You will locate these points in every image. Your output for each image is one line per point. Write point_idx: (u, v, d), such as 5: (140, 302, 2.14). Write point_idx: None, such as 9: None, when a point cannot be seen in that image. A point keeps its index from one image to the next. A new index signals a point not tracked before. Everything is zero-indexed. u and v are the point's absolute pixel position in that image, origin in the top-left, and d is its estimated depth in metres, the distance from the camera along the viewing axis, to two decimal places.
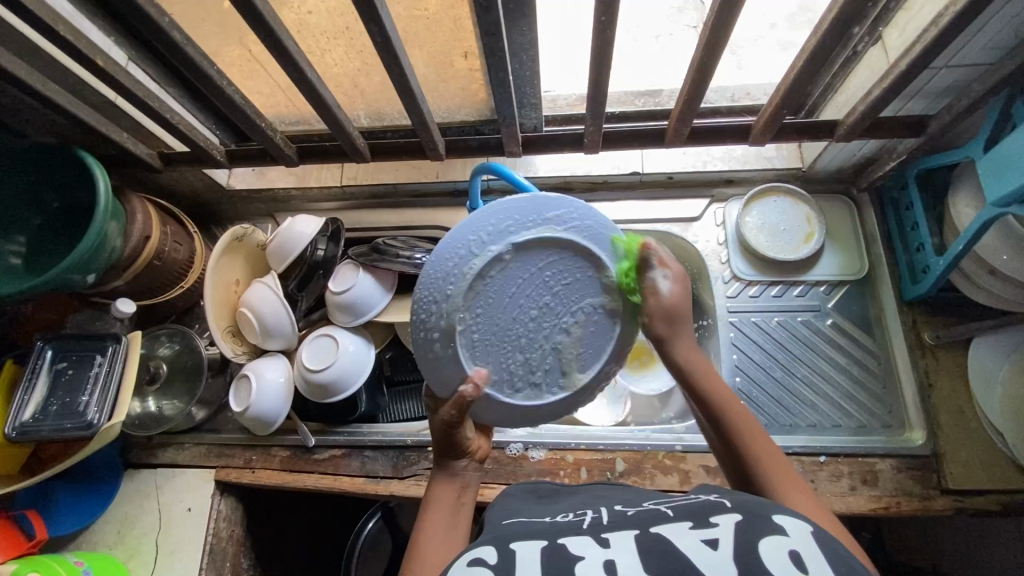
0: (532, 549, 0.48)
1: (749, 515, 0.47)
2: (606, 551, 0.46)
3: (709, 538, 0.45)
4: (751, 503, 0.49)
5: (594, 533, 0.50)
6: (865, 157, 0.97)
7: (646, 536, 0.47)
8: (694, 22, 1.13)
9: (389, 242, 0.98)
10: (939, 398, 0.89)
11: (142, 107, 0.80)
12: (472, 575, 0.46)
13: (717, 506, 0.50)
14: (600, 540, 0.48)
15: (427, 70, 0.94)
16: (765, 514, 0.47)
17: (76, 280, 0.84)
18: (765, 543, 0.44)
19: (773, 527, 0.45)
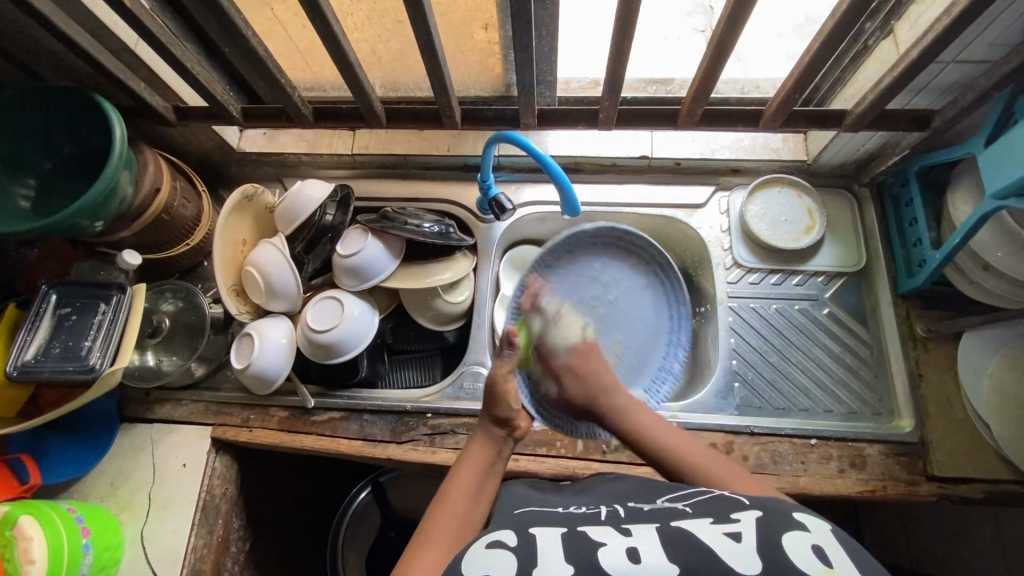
0: (565, 539, 0.54)
1: (769, 514, 0.53)
2: (629, 539, 0.52)
3: (732, 531, 0.51)
4: (767, 503, 0.56)
5: (615, 524, 0.56)
6: (868, 152, 0.99)
7: (669, 528, 0.53)
8: (702, 26, 1.10)
9: (397, 210, 1.00)
10: (928, 388, 0.92)
11: (162, 52, 0.80)
12: (497, 556, 0.52)
13: (734, 503, 0.56)
14: (622, 530, 0.54)
15: (447, 39, 0.95)
16: (784, 512, 0.53)
17: (84, 225, 0.84)
18: (785, 538, 0.50)
19: (791, 523, 0.52)
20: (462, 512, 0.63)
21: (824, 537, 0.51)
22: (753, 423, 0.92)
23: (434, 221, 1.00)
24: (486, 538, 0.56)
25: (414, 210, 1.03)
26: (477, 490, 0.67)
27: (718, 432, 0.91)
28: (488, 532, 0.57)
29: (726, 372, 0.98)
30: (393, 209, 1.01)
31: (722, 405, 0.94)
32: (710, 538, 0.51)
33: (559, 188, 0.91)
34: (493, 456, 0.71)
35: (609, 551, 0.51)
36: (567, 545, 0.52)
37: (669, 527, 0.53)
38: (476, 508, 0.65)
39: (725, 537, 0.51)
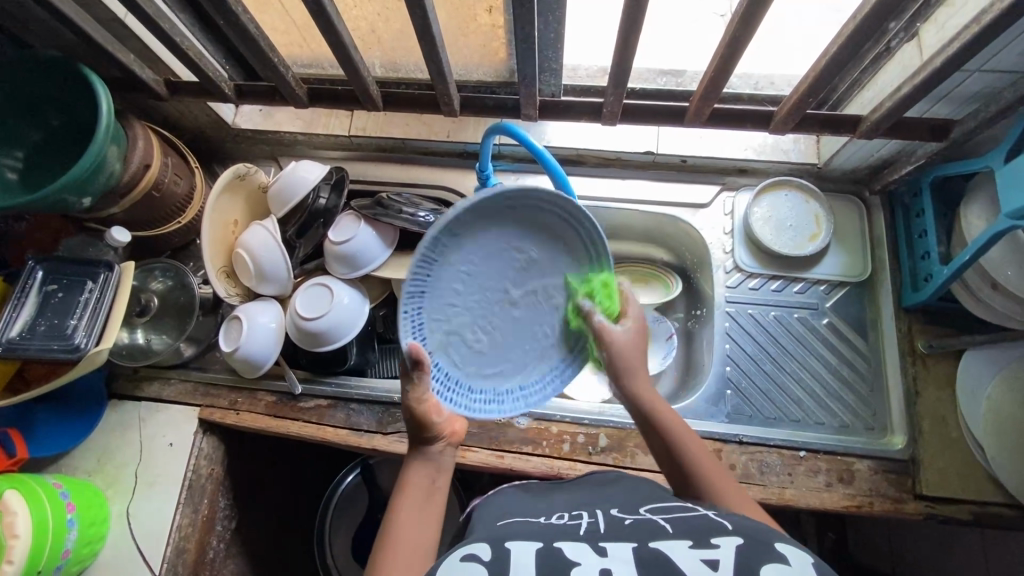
0: (539, 554, 0.53)
1: (749, 542, 0.52)
2: (603, 559, 0.52)
3: (710, 558, 0.50)
4: (752, 529, 0.54)
5: (591, 541, 0.55)
6: (881, 159, 0.95)
7: (645, 549, 0.53)
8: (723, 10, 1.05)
9: (394, 197, 0.98)
10: (924, 405, 0.90)
11: (152, 27, 0.77)
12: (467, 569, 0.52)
13: (717, 527, 0.55)
14: (597, 548, 0.54)
15: (449, 22, 0.91)
16: (768, 543, 0.52)
17: (71, 201, 0.82)
18: (764, 569, 0.49)
19: (772, 554, 0.51)
20: (413, 543, 0.60)
21: (805, 570, 0.49)
22: (742, 432, 0.91)
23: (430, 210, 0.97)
24: (460, 551, 0.55)
25: (413, 197, 1.01)
26: (422, 522, 0.62)
27: (705, 439, 0.90)
28: (463, 544, 0.57)
29: (719, 378, 0.96)
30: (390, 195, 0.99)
31: (712, 412, 0.93)
32: (687, 566, 0.50)
33: (555, 184, 0.89)
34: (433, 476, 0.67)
35: (581, 571, 0.51)
36: (540, 561, 0.52)
37: (647, 552, 0.53)
38: (424, 544, 0.61)
39: (702, 565, 0.50)
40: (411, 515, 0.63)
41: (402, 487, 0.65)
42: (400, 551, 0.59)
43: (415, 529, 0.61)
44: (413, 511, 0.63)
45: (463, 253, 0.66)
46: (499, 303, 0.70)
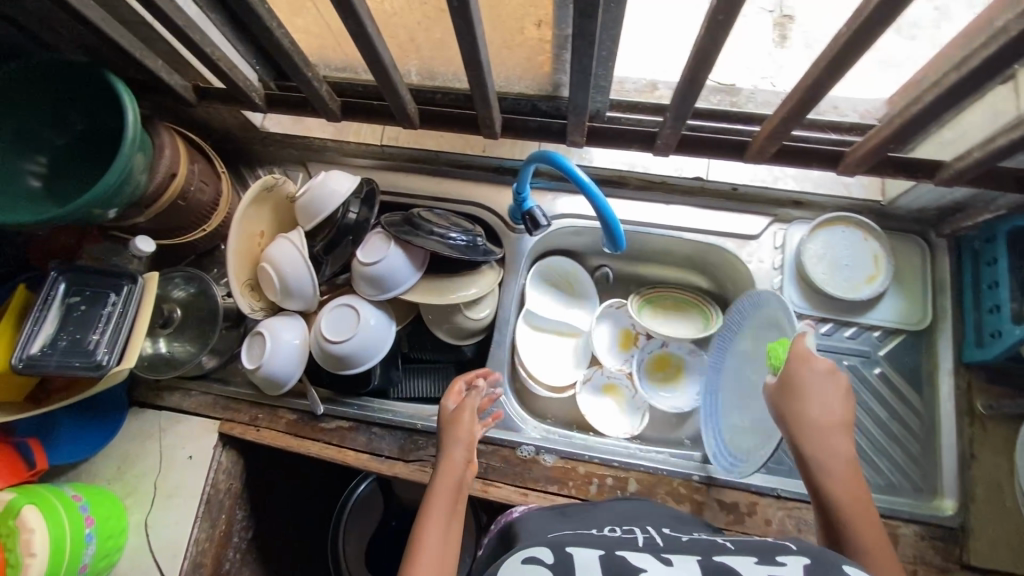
0: (603, 558, 0.54)
1: (817, 561, 0.52)
2: (669, 568, 0.53)
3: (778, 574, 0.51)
4: (815, 550, 0.54)
5: (653, 553, 0.56)
6: (953, 202, 0.88)
7: (709, 562, 0.53)
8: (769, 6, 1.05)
9: (425, 213, 0.94)
10: (978, 470, 0.85)
11: (182, 38, 0.73)
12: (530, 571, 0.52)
13: (781, 547, 0.56)
14: (663, 559, 0.54)
15: (493, 33, 0.85)
16: (835, 562, 0.52)
17: (97, 213, 0.80)
18: None
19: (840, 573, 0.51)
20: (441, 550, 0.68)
21: None
22: (780, 487, 0.86)
23: (461, 232, 0.93)
24: (522, 551, 0.56)
25: (444, 213, 0.97)
26: (447, 539, 0.69)
27: (741, 491, 0.86)
28: (522, 547, 0.57)
29: None
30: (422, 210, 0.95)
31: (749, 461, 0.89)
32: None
33: (603, 222, 0.83)
34: (457, 495, 0.74)
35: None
36: (604, 561, 0.53)
37: (711, 563, 0.53)
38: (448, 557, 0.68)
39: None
40: (437, 525, 0.70)
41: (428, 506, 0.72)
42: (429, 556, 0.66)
43: (442, 538, 0.69)
44: (441, 524, 0.70)
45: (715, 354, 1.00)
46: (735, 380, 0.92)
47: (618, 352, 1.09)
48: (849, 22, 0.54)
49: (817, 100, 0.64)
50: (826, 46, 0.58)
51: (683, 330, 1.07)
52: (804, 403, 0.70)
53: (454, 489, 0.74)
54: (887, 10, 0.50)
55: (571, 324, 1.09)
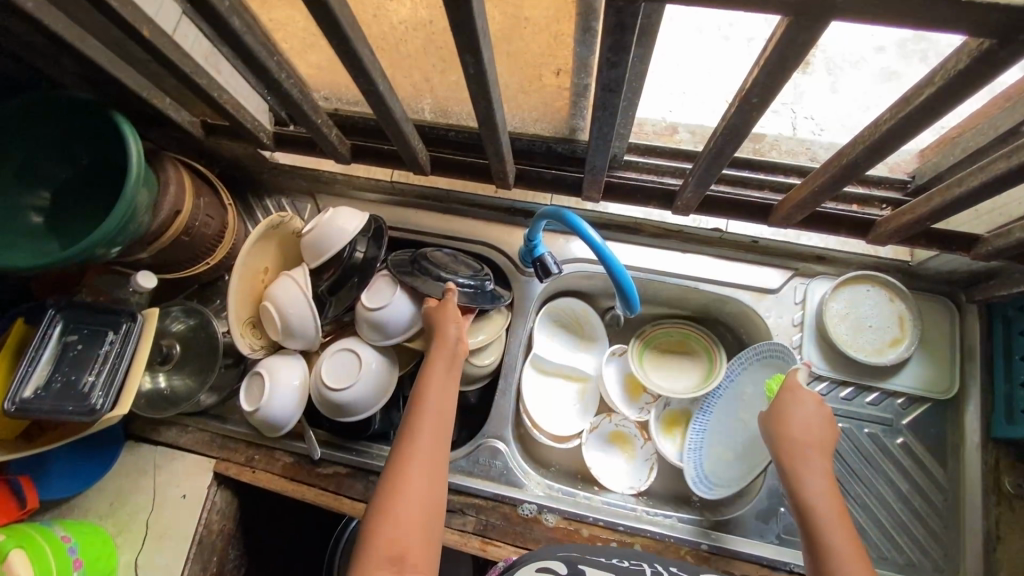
0: None
1: None
2: None
3: None
4: None
5: None
6: (986, 268, 0.83)
7: None
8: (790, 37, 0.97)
9: (435, 256, 0.92)
10: (1005, 554, 0.80)
11: (190, 83, 0.71)
12: None
13: None
14: None
15: (510, 79, 0.82)
16: None
17: (98, 254, 0.78)
18: None
19: None
20: (437, 405, 0.73)
21: None
22: (794, 561, 0.82)
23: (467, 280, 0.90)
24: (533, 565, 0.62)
25: (456, 256, 0.95)
26: (443, 397, 0.75)
27: (752, 564, 0.82)
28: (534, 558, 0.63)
29: (772, 494, 0.87)
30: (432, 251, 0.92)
31: (761, 532, 0.85)
32: None
33: (616, 284, 0.78)
34: (452, 362, 0.79)
35: None
36: None
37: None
38: (443, 413, 0.74)
39: None
40: (434, 385, 0.76)
41: (427, 371, 0.77)
42: (424, 411, 0.72)
43: (438, 395, 0.75)
44: (436, 389, 0.75)
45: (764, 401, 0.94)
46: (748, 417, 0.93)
47: (627, 400, 1.03)
48: (892, 109, 0.50)
49: (852, 177, 0.60)
50: (863, 127, 0.54)
51: (692, 377, 1.03)
52: (786, 414, 0.74)
53: (449, 361, 0.79)
54: (935, 103, 0.46)
55: (577, 370, 1.05)
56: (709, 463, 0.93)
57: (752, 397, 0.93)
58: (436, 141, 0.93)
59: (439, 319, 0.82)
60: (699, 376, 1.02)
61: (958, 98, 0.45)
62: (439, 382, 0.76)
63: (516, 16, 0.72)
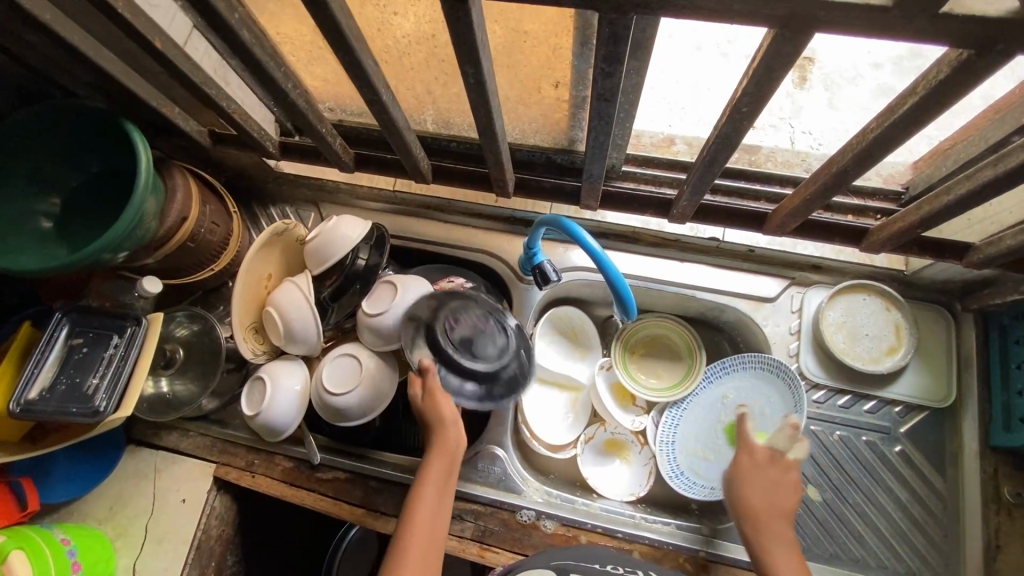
0: None
1: None
2: None
3: None
4: None
5: None
6: (980, 277, 0.84)
7: None
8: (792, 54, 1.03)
9: (454, 323, 0.84)
10: (1006, 564, 0.80)
11: (199, 93, 0.73)
12: None
13: None
14: None
15: (510, 90, 0.84)
16: None
17: (105, 259, 0.79)
18: None
19: None
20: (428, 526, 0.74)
21: None
22: None
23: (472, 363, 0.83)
24: None
25: (484, 321, 0.86)
26: (436, 517, 0.76)
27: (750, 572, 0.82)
28: None
29: None
30: (451, 313, 0.85)
31: None
32: None
33: (613, 292, 0.79)
34: (448, 475, 0.79)
35: None
36: None
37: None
38: (434, 533, 0.74)
39: None
40: (427, 503, 0.76)
41: (421, 484, 0.78)
42: (415, 531, 0.73)
43: (430, 515, 0.75)
44: (430, 506, 0.76)
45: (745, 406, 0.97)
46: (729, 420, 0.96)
47: (621, 409, 1.01)
48: (878, 117, 0.52)
49: (843, 184, 0.61)
50: (852, 135, 0.55)
51: (674, 373, 1.03)
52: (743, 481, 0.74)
53: (445, 474, 0.79)
54: (919, 112, 0.47)
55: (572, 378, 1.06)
56: (685, 460, 0.95)
57: (734, 400, 0.96)
58: (438, 152, 0.95)
59: (431, 415, 0.80)
60: (680, 372, 1.02)
61: (941, 107, 0.47)
62: (430, 501, 0.76)
63: (516, 29, 0.74)
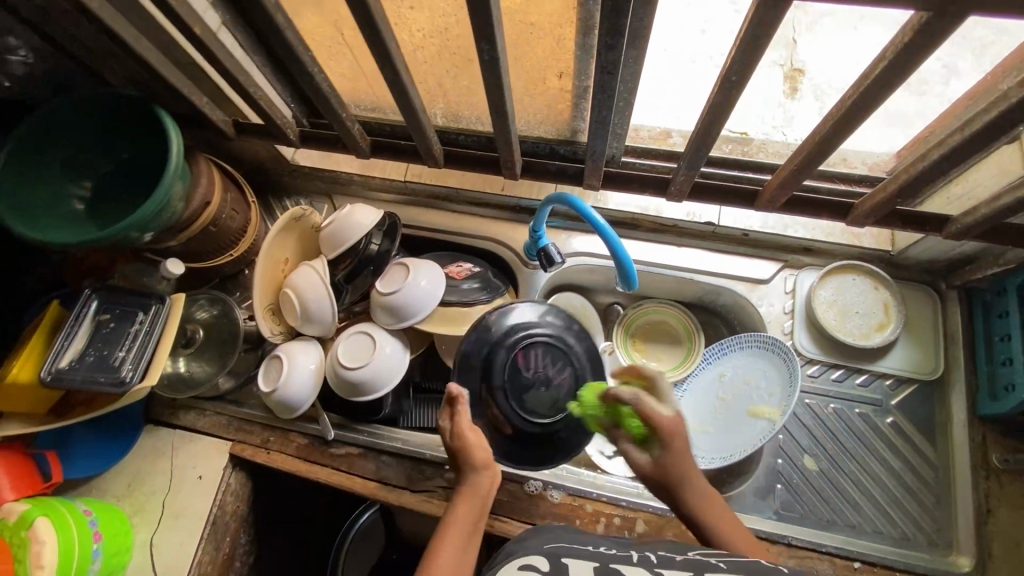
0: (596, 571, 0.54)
1: None
2: None
3: None
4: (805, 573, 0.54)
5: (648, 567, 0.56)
6: (963, 254, 0.89)
7: None
8: (783, 61, 1.10)
9: (524, 367, 0.83)
10: (996, 526, 0.83)
11: (229, 78, 0.79)
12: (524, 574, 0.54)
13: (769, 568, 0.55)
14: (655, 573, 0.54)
15: (518, 83, 0.90)
16: None
17: (134, 237, 0.84)
18: None
19: None
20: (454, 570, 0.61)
21: None
22: (792, 534, 0.84)
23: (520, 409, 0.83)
24: (518, 559, 0.57)
25: (556, 373, 0.84)
26: (461, 558, 0.63)
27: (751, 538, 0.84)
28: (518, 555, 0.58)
29: (769, 471, 0.91)
30: (525, 355, 0.83)
31: (759, 507, 0.88)
32: None
33: (620, 266, 0.86)
34: (478, 517, 0.69)
35: None
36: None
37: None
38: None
39: None
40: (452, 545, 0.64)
41: (447, 523, 0.67)
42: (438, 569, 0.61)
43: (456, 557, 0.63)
44: (456, 542, 0.64)
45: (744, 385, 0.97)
46: (728, 399, 0.97)
47: None
48: (856, 85, 0.57)
49: (827, 154, 0.66)
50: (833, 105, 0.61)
51: (675, 355, 1.09)
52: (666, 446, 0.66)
53: (476, 515, 0.69)
54: (891, 76, 0.53)
55: None
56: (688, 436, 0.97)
57: (732, 377, 0.98)
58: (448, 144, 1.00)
59: (467, 452, 0.74)
60: (680, 354, 1.09)
61: (911, 69, 0.52)
62: (457, 540, 0.65)
63: (525, 23, 0.80)
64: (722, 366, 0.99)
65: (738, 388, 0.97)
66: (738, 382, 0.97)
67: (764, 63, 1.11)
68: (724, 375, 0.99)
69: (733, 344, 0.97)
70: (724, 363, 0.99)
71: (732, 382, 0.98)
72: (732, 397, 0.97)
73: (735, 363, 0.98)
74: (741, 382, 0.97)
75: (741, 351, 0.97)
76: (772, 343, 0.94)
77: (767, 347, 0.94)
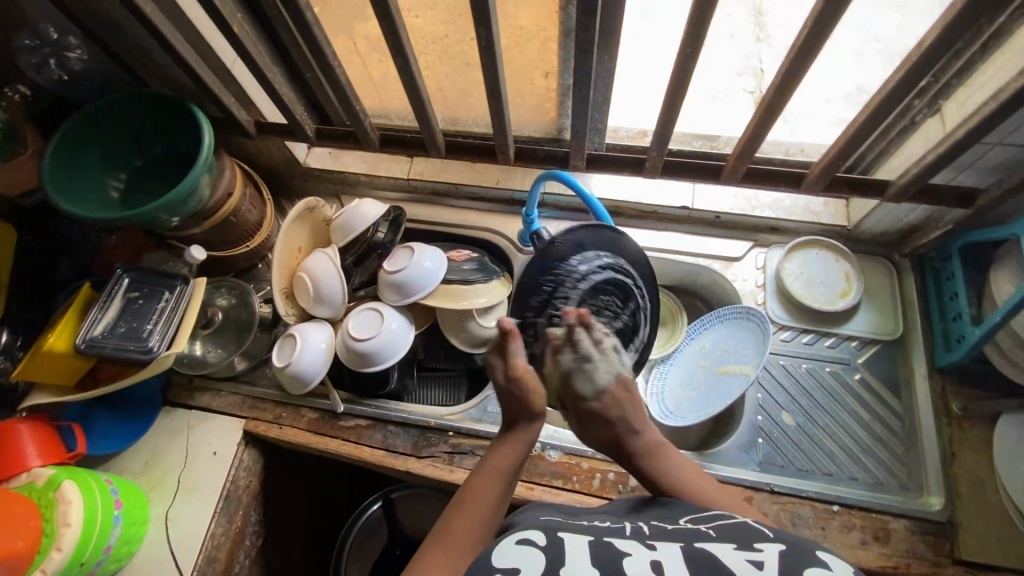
0: (591, 544, 0.53)
1: (793, 548, 0.51)
2: (654, 553, 0.52)
3: (755, 559, 0.50)
4: (792, 538, 0.53)
5: (640, 539, 0.55)
6: (909, 224, 1.00)
7: (694, 548, 0.52)
8: (750, 87, 1.26)
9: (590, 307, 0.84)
10: (960, 467, 0.90)
11: (257, 74, 0.90)
12: (521, 550, 0.53)
13: (758, 533, 0.54)
14: (648, 544, 0.53)
15: (510, 85, 1.03)
16: (810, 550, 0.51)
17: (163, 219, 0.93)
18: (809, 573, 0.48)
19: (816, 561, 0.49)
20: (484, 509, 0.65)
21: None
22: (774, 482, 0.91)
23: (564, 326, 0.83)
24: (512, 536, 0.55)
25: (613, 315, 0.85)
26: (494, 502, 0.67)
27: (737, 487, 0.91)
28: (514, 531, 0.57)
29: (751, 427, 0.97)
30: (614, 290, 0.84)
31: (743, 459, 0.94)
32: (733, 565, 0.49)
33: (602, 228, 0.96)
34: (511, 469, 0.71)
35: (632, 561, 0.51)
36: (592, 550, 0.52)
37: (692, 549, 0.52)
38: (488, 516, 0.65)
39: (748, 565, 0.49)
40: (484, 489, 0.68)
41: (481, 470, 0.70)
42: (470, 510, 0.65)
43: (488, 499, 0.67)
44: (488, 486, 0.68)
45: (720, 352, 1.05)
46: (708, 365, 1.06)
47: None
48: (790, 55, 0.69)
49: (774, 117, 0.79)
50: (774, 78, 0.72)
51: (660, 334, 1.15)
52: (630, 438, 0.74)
53: (509, 466, 0.71)
54: None
55: None
56: (673, 400, 1.05)
57: (712, 346, 1.06)
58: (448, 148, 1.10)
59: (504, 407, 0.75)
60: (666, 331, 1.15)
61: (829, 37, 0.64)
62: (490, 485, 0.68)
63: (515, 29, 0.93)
64: (702, 336, 1.08)
65: (717, 355, 1.05)
66: (716, 349, 1.06)
67: (736, 89, 1.25)
68: (704, 344, 1.07)
69: (710, 316, 1.07)
70: (703, 333, 1.08)
71: (711, 350, 1.06)
72: (709, 362, 1.05)
73: (713, 333, 1.07)
74: (718, 348, 1.06)
75: (719, 322, 1.06)
76: (746, 312, 1.02)
77: (739, 316, 1.03)
